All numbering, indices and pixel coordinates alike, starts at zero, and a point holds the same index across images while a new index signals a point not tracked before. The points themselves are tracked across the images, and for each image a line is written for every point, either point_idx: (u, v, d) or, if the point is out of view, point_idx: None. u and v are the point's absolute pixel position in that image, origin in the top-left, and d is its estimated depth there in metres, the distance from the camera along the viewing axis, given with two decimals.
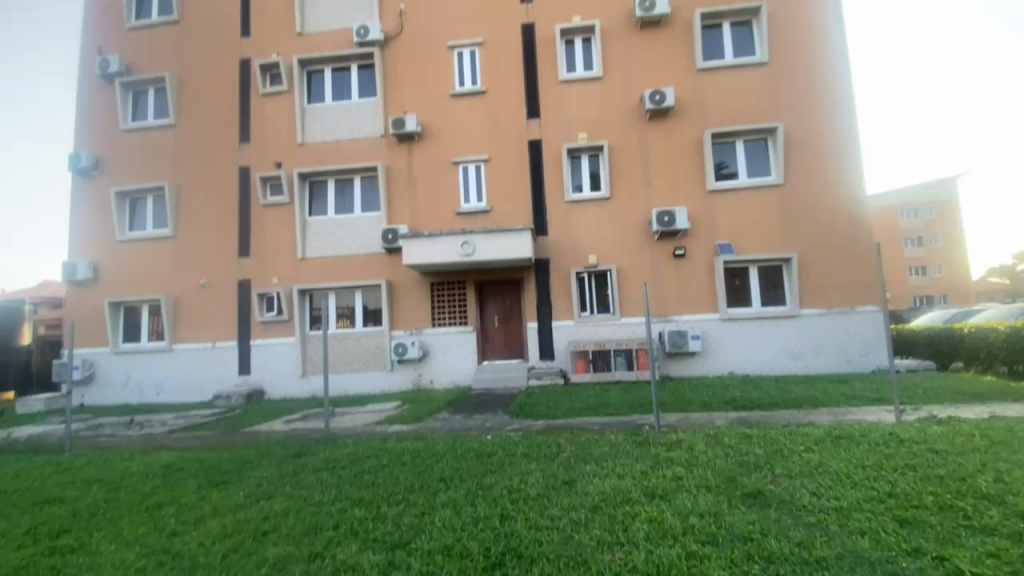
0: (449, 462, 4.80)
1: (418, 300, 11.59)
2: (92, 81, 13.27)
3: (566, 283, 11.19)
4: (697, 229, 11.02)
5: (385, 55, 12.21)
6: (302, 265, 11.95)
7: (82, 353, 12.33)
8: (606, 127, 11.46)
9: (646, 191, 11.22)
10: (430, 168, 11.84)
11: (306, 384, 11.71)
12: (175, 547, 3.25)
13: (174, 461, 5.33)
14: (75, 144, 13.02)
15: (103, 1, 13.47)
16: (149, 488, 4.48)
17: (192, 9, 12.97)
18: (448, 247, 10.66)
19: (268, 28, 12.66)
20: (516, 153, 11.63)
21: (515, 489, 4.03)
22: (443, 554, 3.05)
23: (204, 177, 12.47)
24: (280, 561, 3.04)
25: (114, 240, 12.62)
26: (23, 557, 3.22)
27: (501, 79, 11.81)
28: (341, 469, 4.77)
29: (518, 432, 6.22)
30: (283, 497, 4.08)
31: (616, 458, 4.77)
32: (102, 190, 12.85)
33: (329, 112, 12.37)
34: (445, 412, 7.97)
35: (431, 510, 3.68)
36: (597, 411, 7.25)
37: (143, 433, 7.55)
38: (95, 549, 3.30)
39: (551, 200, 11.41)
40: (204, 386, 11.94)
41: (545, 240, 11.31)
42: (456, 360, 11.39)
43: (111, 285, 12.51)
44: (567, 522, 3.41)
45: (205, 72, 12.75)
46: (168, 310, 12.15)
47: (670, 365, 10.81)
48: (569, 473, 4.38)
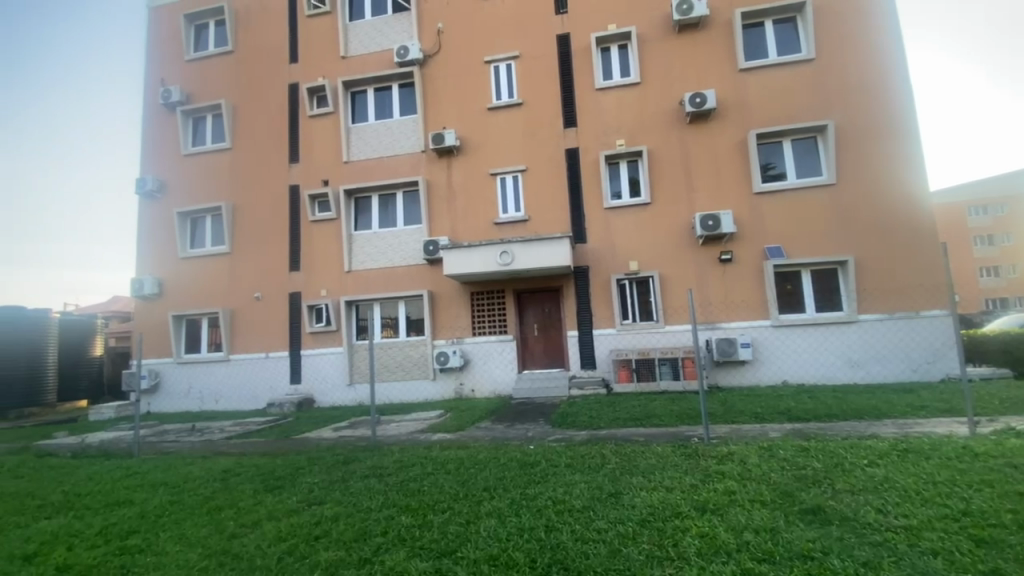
0: (493, 471, 4.80)
1: (459, 310, 11.75)
2: (156, 110, 14.31)
3: (606, 291, 11.05)
4: (743, 232, 10.66)
5: (425, 72, 12.56)
6: (348, 277, 12.37)
7: (150, 364, 13.18)
8: (645, 133, 11.32)
9: (688, 196, 10.97)
10: (469, 180, 12.03)
11: (354, 392, 12.05)
12: (234, 549, 3.39)
13: (232, 466, 5.59)
14: (142, 169, 14.06)
15: (166, 36, 14.55)
16: (208, 491, 4.71)
17: (245, 39, 13.82)
18: (487, 257, 10.74)
19: (315, 54, 13.30)
20: (554, 163, 11.64)
21: (559, 500, 3.98)
22: (489, 563, 3.05)
23: (257, 196, 13.16)
24: (332, 565, 3.12)
25: (177, 257, 13.48)
26: (95, 555, 3.43)
27: (537, 90, 11.90)
28: (388, 476, 4.86)
29: (561, 442, 6.16)
30: (332, 502, 4.19)
31: (664, 470, 4.63)
32: (165, 211, 13.79)
33: (372, 130, 12.82)
34: (487, 421, 7.99)
35: (476, 519, 3.69)
36: (642, 421, 7.08)
37: (203, 439, 7.97)
38: (161, 549, 3.48)
39: (590, 208, 11.33)
40: (259, 394, 12.48)
41: (584, 247, 11.23)
42: (498, 368, 11.42)
43: (174, 299, 13.34)
44: (614, 535, 3.33)
45: (257, 98, 13.52)
46: (225, 322, 12.81)
47: (718, 373, 10.45)
48: (615, 485, 4.28)
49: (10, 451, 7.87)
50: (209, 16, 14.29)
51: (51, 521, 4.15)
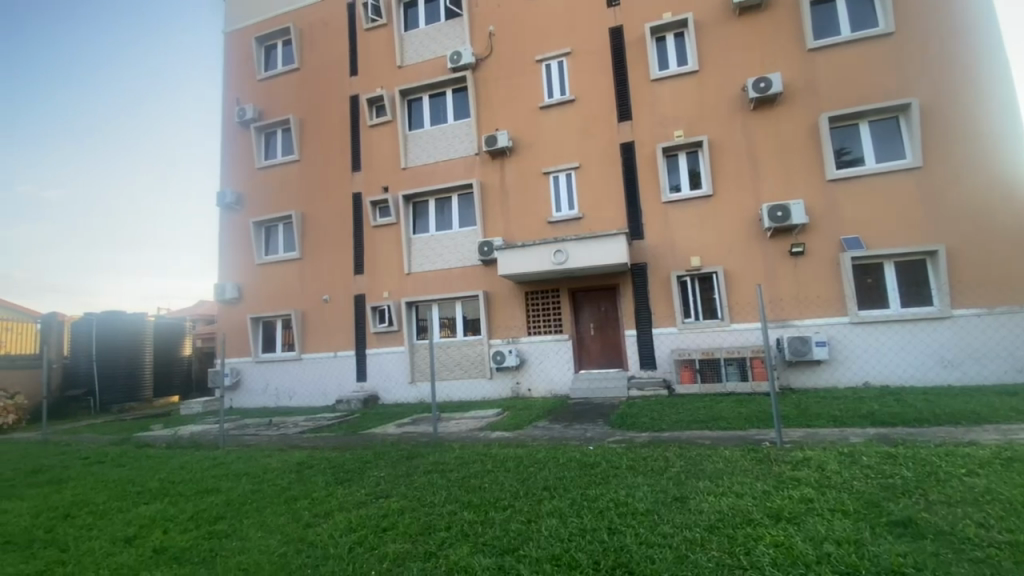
0: (553, 471, 4.77)
1: (515, 309, 11.80)
2: (233, 127, 15.44)
3: (666, 288, 10.70)
4: (816, 223, 9.98)
5: (477, 76, 12.73)
6: (408, 279, 12.77)
7: (232, 363, 14.26)
8: (704, 123, 10.87)
9: (754, 186, 10.42)
10: (522, 180, 12.06)
11: (415, 390, 12.41)
12: (310, 537, 3.58)
13: (306, 459, 5.93)
14: (222, 183, 15.23)
15: (240, 58, 15.68)
16: (284, 482, 5.02)
17: (310, 56, 14.62)
18: (542, 256, 10.71)
19: (374, 65, 13.84)
20: (609, 158, 11.43)
21: (621, 502, 3.88)
22: (552, 563, 3.02)
23: (323, 203, 13.89)
24: (399, 557, 3.21)
25: (254, 264, 14.48)
26: (188, 539, 3.73)
27: (590, 86, 11.74)
28: (449, 472, 4.97)
29: (621, 443, 6.02)
30: (398, 496, 4.33)
31: (732, 476, 4.41)
32: (243, 221, 14.86)
33: (428, 136, 13.17)
34: (545, 420, 7.98)
35: (537, 519, 3.67)
36: (708, 424, 6.79)
37: (279, 433, 8.50)
38: (245, 535, 3.74)
39: (648, 203, 11.02)
40: (328, 391, 13.15)
41: (641, 244, 10.96)
42: (555, 368, 11.36)
43: (252, 303, 14.34)
44: (681, 540, 3.21)
45: (321, 111, 14.27)
46: (297, 323, 13.62)
47: (791, 374, 9.85)
48: (680, 489, 4.12)
49: (116, 441, 8.76)
50: (277, 36, 15.26)
51: (149, 506, 4.57)
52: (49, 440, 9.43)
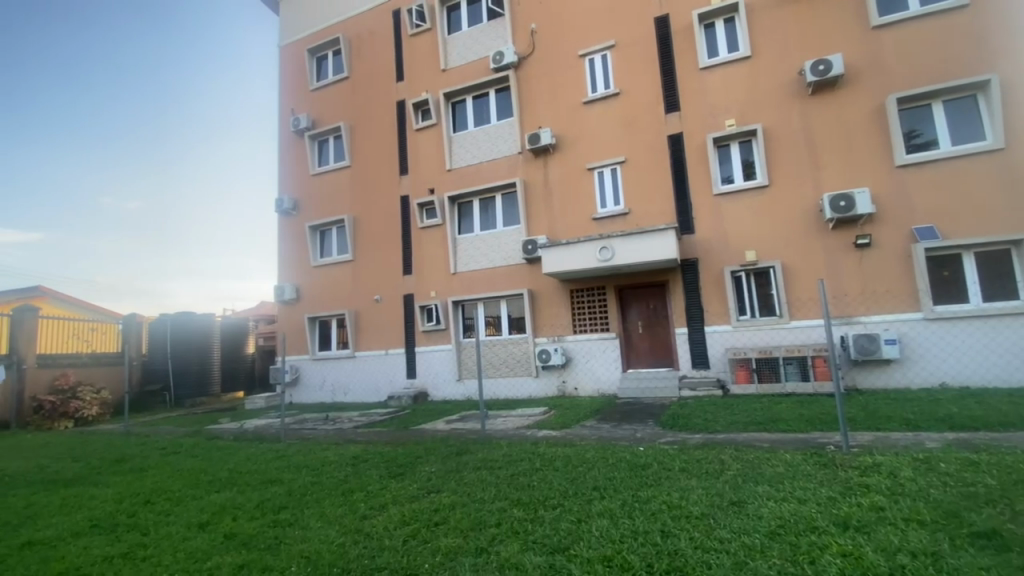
0: (602, 471, 4.70)
1: (560, 308, 11.73)
2: (289, 136, 16.20)
3: (718, 284, 10.31)
4: (883, 213, 9.32)
5: (519, 74, 12.74)
6: (454, 279, 12.97)
7: (292, 360, 15.00)
8: (757, 111, 10.39)
9: (813, 175, 9.86)
10: (567, 177, 11.96)
11: (463, 388, 12.59)
12: (366, 529, 3.71)
13: (360, 453, 6.14)
14: (280, 190, 16.02)
15: (294, 70, 16.43)
16: (341, 475, 5.23)
17: (359, 64, 15.12)
18: (587, 253, 10.58)
19: (419, 69, 14.14)
20: (656, 152, 11.14)
21: (674, 505, 3.78)
22: (603, 563, 2.98)
23: (373, 206, 14.35)
24: (451, 551, 3.26)
25: (310, 265, 15.16)
26: (254, 526, 3.95)
27: (635, 78, 11.48)
28: (499, 469, 5.00)
29: (673, 444, 5.86)
30: (449, 491, 4.41)
31: (793, 480, 4.19)
32: (299, 226, 15.57)
33: (472, 137, 13.31)
34: (593, 420, 7.88)
35: (587, 518, 3.64)
36: (766, 426, 6.50)
37: (335, 428, 8.87)
38: (306, 524, 3.91)
39: (698, 196, 10.65)
40: (380, 387, 13.60)
41: (691, 239, 10.62)
42: (602, 366, 11.20)
43: (308, 303, 15.01)
44: (739, 546, 3.08)
45: (370, 117, 14.73)
46: (351, 322, 14.14)
47: (857, 374, 9.25)
48: (737, 493, 3.96)
49: (189, 433, 9.41)
50: (327, 47, 15.88)
51: (219, 495, 4.87)
52: (132, 431, 10.28)
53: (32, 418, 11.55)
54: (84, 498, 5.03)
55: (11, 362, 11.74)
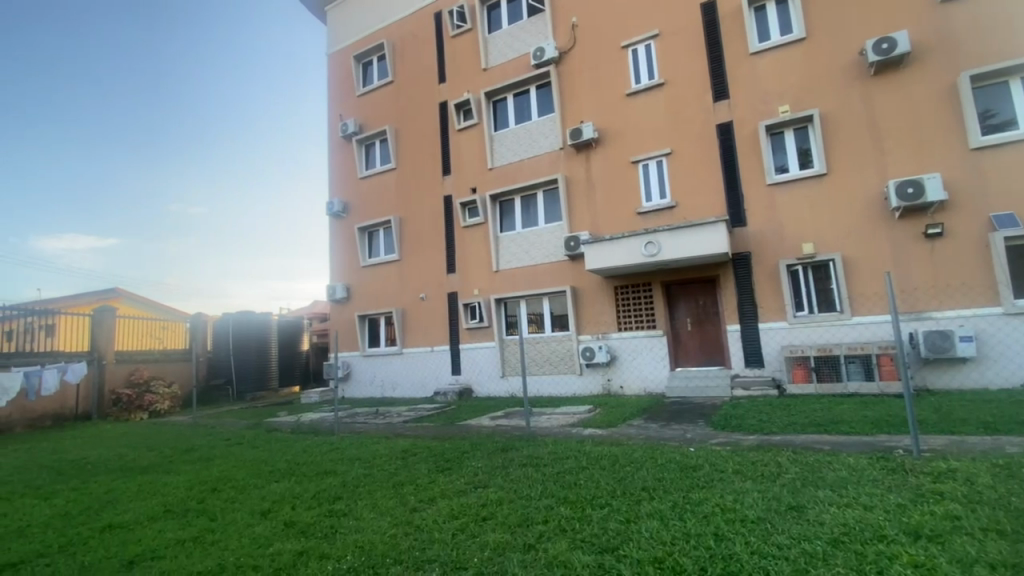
0: (650, 472, 4.60)
1: (604, 304, 11.57)
2: (337, 141, 16.78)
3: (772, 279, 9.86)
4: (957, 199, 8.61)
5: (560, 69, 12.64)
6: (497, 277, 13.05)
7: (344, 357, 15.58)
8: (813, 95, 9.84)
9: (876, 162, 9.25)
10: (610, 172, 11.76)
11: (508, 384, 12.65)
12: (417, 521, 3.79)
13: (409, 447, 6.30)
14: (330, 193, 16.63)
15: (342, 77, 16.98)
16: (391, 468, 5.38)
17: (403, 68, 15.46)
18: (631, 249, 10.36)
19: (460, 70, 14.30)
20: (703, 143, 10.76)
21: (728, 508, 3.64)
22: (654, 565, 2.91)
23: (418, 207, 14.65)
24: (499, 546, 3.28)
25: (359, 265, 15.67)
26: (312, 515, 4.12)
27: (680, 68, 11.13)
28: (544, 466, 4.99)
29: (726, 446, 5.65)
30: (495, 487, 4.44)
31: (858, 486, 3.94)
32: (348, 227, 16.11)
33: (513, 135, 13.34)
34: (640, 419, 7.73)
35: (636, 519, 3.57)
36: (827, 428, 6.15)
37: (385, 422, 9.12)
38: (360, 515, 4.04)
39: (749, 187, 10.21)
40: (427, 383, 13.88)
41: (742, 232, 10.21)
42: (649, 364, 10.96)
43: (358, 302, 15.52)
44: (799, 553, 2.93)
45: (414, 119, 15.04)
46: (398, 320, 14.51)
47: (928, 373, 8.60)
48: (796, 497, 3.77)
49: (250, 426, 9.94)
50: (372, 53, 16.34)
51: (279, 484, 5.12)
52: (199, 423, 10.97)
53: (111, 410, 12.53)
54: (158, 485, 5.42)
55: (94, 358, 12.69)
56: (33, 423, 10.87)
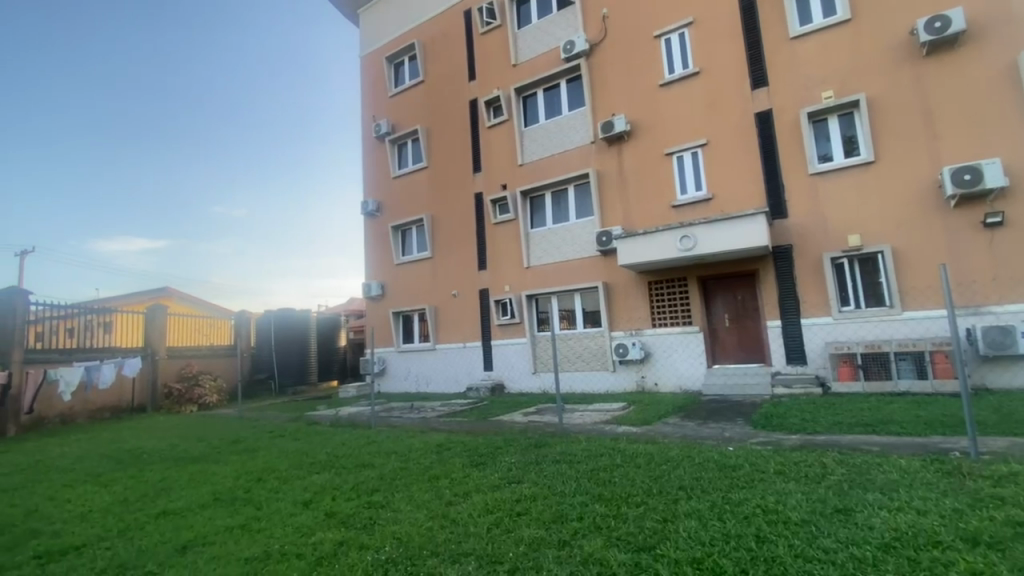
0: (687, 471, 4.51)
1: (637, 300, 11.38)
2: (371, 142, 17.11)
3: (815, 273, 9.48)
4: (1020, 185, 8.04)
5: (591, 62, 12.48)
6: (528, 273, 13.04)
7: (379, 353, 15.94)
8: (859, 79, 9.37)
9: (929, 147, 8.74)
10: (642, 165, 11.54)
11: (540, 380, 12.64)
12: (452, 515, 3.84)
13: (443, 441, 6.39)
14: (365, 193, 16.98)
15: (375, 78, 17.30)
16: (426, 461, 5.48)
17: (434, 67, 15.60)
18: (666, 243, 10.13)
19: (490, 66, 14.31)
20: (741, 132, 10.41)
21: (770, 509, 3.53)
22: (692, 566, 2.85)
23: (449, 205, 14.79)
24: (534, 541, 3.29)
25: (393, 263, 15.96)
26: (351, 506, 4.24)
27: (715, 56, 10.80)
28: (578, 463, 4.96)
29: (766, 446, 5.48)
30: (529, 483, 4.45)
31: (910, 489, 3.74)
32: (382, 226, 16.42)
33: (544, 130, 13.27)
34: (675, 417, 7.59)
35: (674, 518, 3.50)
36: (876, 428, 5.87)
37: (419, 417, 9.29)
38: (397, 507, 4.13)
39: (790, 177, 9.82)
40: (459, 379, 14.05)
41: (783, 224, 9.83)
42: (684, 361, 10.74)
43: (392, 299, 15.82)
44: (847, 558, 2.81)
45: (445, 118, 15.17)
46: (431, 317, 14.71)
47: (988, 371, 8.08)
48: (843, 500, 3.62)
49: (292, 419, 10.32)
50: (403, 54, 16.56)
51: (319, 476, 5.29)
52: (245, 415, 11.50)
53: (163, 402, 13.28)
54: (208, 474, 5.70)
55: (147, 353, 13.38)
56: (93, 415, 11.58)
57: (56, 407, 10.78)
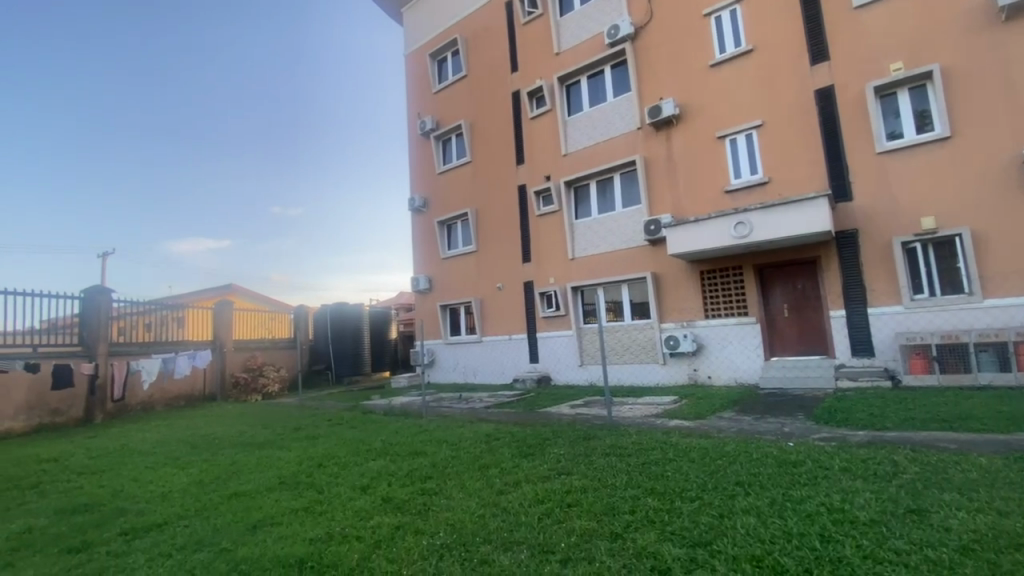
0: (744, 466, 4.35)
1: (688, 290, 11.04)
2: (416, 138, 17.43)
3: (883, 258, 8.86)
4: None
5: (637, 45, 12.13)
6: (573, 265, 12.93)
7: (428, 345, 16.33)
8: (934, 47, 8.61)
9: (1014, 119, 7.95)
10: (692, 150, 11.14)
11: (586, 373, 12.55)
12: (503, 503, 3.90)
13: (492, 432, 6.47)
14: (411, 189, 17.34)
15: (419, 75, 17.56)
16: (476, 451, 5.57)
17: (477, 61, 15.65)
18: (719, 230, 9.74)
19: (533, 57, 14.20)
20: (799, 111, 9.84)
21: (835, 508, 3.35)
22: (751, 563, 2.76)
23: (494, 198, 14.85)
24: (586, 533, 3.29)
25: (440, 257, 16.25)
26: (406, 492, 4.38)
27: (771, 31, 10.24)
28: (629, 456, 4.90)
29: (830, 442, 5.20)
30: (580, 474, 4.44)
31: (993, 489, 3.45)
32: (428, 221, 16.72)
33: (588, 118, 13.05)
34: (730, 411, 7.33)
35: (731, 514, 3.40)
36: (953, 425, 5.45)
37: (468, 407, 9.47)
38: (449, 494, 4.24)
39: (855, 157, 9.20)
40: (506, 370, 14.18)
41: (847, 207, 9.22)
42: (739, 353, 10.36)
43: (440, 292, 16.12)
44: (921, 561, 2.63)
45: (489, 111, 15.21)
46: (478, 309, 14.90)
47: None
48: (916, 500, 3.38)
49: (347, 408, 10.77)
50: (447, 49, 16.73)
51: (375, 463, 5.49)
52: (304, 404, 12.11)
53: (231, 391, 14.12)
54: (273, 459, 6.04)
55: (216, 346, 14.27)
56: (170, 403, 12.51)
57: (138, 396, 11.72)
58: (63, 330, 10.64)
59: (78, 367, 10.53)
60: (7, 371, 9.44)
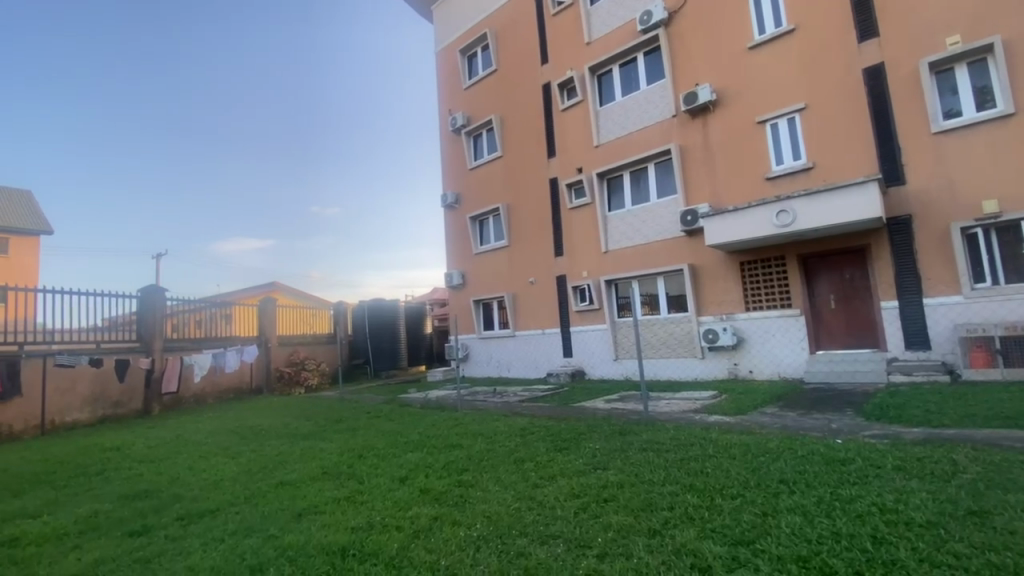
0: (790, 464, 4.19)
1: (727, 282, 10.73)
2: (448, 135, 17.57)
3: (940, 246, 8.34)
4: None
5: (670, 30, 11.79)
6: (607, 258, 12.77)
7: (462, 339, 16.52)
8: (997, 16, 7.99)
9: None
10: (730, 136, 10.77)
11: (621, 367, 12.40)
12: (538, 497, 3.90)
13: (527, 426, 6.49)
14: (444, 185, 17.53)
15: (450, 72, 17.66)
16: (511, 444, 5.60)
17: (507, 55, 15.60)
18: (761, 219, 9.39)
19: (563, 48, 14.03)
20: (845, 92, 9.35)
21: (888, 509, 3.19)
22: (797, 564, 2.66)
23: (525, 192, 14.81)
24: (623, 528, 3.25)
25: (472, 252, 16.36)
26: (443, 484, 4.45)
27: (814, 8, 9.75)
28: (667, 452, 4.81)
29: (882, 439, 4.96)
30: (616, 469, 4.39)
31: None
32: (461, 216, 16.86)
33: (620, 108, 12.81)
34: (774, 407, 7.09)
35: (775, 513, 3.29)
36: (1018, 422, 5.10)
37: (503, 401, 9.51)
38: (485, 487, 4.28)
39: (907, 138, 8.68)
40: (540, 365, 14.17)
41: (899, 191, 8.72)
42: (782, 347, 9.98)
43: (472, 288, 16.25)
44: (982, 565, 2.48)
45: (519, 105, 15.16)
46: (511, 303, 14.93)
47: None
48: (978, 501, 3.17)
49: (386, 401, 11.03)
50: (476, 44, 16.73)
51: (412, 455, 5.60)
52: (345, 397, 12.49)
53: (276, 384, 14.77)
54: (316, 451, 6.25)
55: (262, 341, 14.90)
56: (220, 396, 13.13)
57: (191, 389, 12.36)
58: (123, 328, 11.32)
59: (136, 362, 11.18)
60: (74, 366, 10.10)
